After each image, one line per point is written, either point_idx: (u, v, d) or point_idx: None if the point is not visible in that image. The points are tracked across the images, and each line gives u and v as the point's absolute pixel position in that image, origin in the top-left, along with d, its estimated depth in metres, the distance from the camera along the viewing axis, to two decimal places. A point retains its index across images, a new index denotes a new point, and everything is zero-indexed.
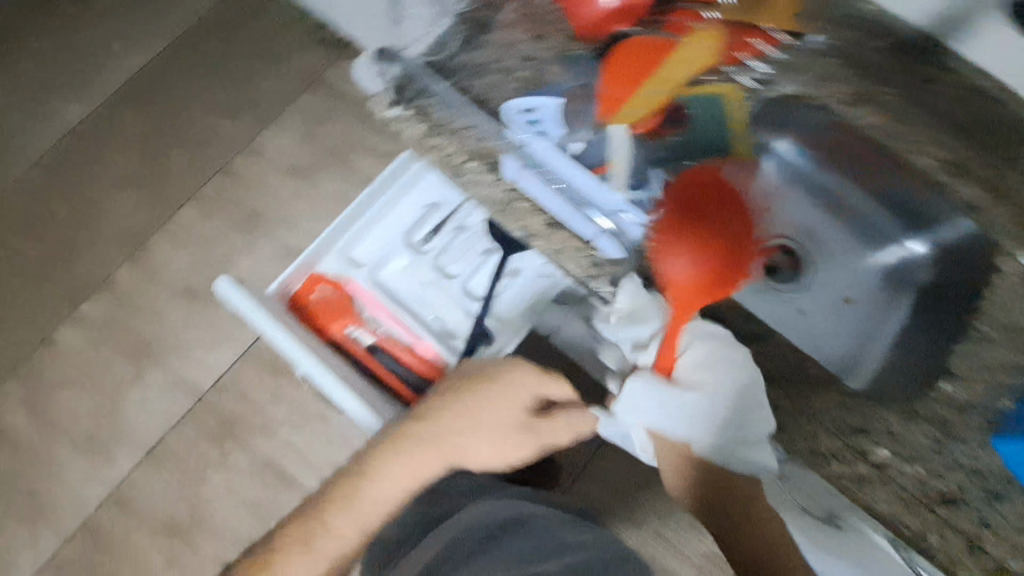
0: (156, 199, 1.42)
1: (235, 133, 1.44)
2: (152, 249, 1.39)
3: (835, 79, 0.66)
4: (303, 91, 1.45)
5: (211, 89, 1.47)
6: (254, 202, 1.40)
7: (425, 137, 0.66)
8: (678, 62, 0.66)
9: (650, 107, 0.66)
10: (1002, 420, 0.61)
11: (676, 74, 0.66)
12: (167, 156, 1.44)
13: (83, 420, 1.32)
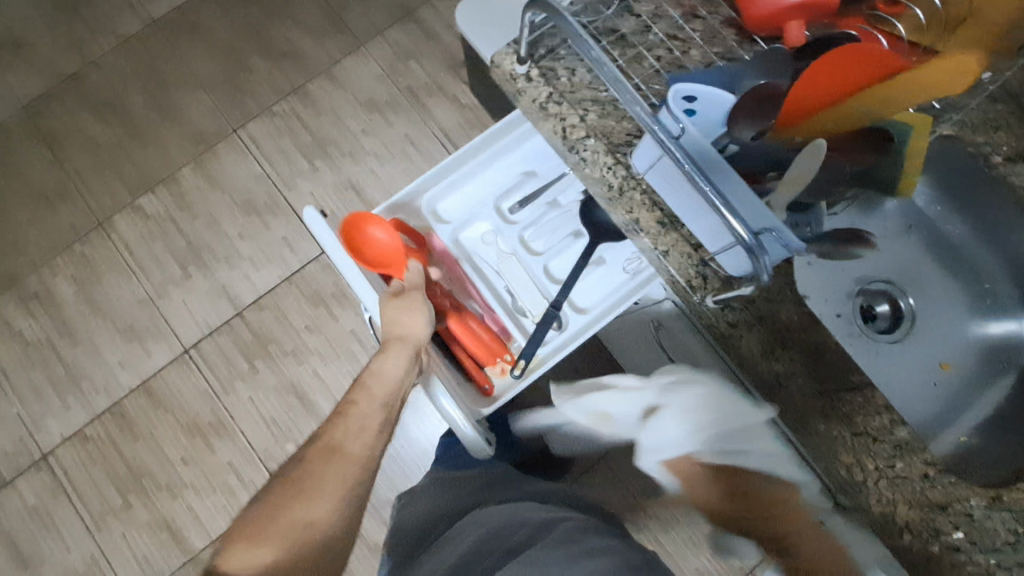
0: (229, 107, 1.40)
1: (318, 54, 1.40)
2: (218, 155, 1.38)
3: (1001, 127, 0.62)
4: (395, 25, 1.40)
5: (301, 4, 1.42)
6: (324, 128, 1.38)
7: (547, 103, 0.63)
8: (901, 86, 0.57)
9: (844, 124, 0.58)
10: None
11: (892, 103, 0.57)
12: (247, 64, 1.41)
13: (127, 309, 1.35)
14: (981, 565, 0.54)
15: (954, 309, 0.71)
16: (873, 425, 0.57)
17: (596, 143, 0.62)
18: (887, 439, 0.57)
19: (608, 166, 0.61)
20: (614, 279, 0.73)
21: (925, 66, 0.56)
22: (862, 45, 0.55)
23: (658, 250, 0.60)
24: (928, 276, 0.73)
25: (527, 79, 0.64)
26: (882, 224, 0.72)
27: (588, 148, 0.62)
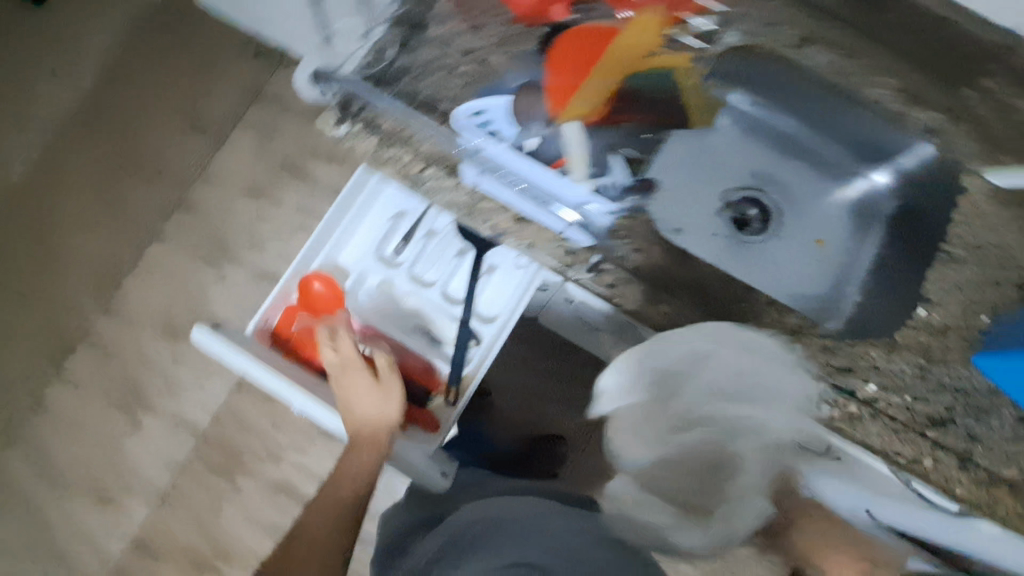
0: (116, 244, 1.37)
1: (185, 162, 1.38)
2: (123, 293, 1.35)
3: (781, 22, 0.67)
4: (249, 107, 1.39)
5: (148, 120, 1.39)
6: (217, 229, 1.36)
7: (378, 150, 0.61)
8: (619, 54, 0.66)
9: (598, 98, 0.65)
10: (981, 338, 0.62)
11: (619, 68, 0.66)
12: (118, 196, 1.37)
13: (89, 475, 1.31)
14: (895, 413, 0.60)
15: (811, 189, 0.78)
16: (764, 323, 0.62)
17: (436, 169, 0.61)
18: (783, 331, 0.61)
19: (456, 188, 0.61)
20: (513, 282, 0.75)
21: (631, 27, 0.66)
22: (580, 31, 0.65)
23: (523, 242, 0.61)
24: (779, 171, 0.78)
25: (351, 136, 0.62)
26: (722, 138, 0.78)
27: (431, 178, 0.61)
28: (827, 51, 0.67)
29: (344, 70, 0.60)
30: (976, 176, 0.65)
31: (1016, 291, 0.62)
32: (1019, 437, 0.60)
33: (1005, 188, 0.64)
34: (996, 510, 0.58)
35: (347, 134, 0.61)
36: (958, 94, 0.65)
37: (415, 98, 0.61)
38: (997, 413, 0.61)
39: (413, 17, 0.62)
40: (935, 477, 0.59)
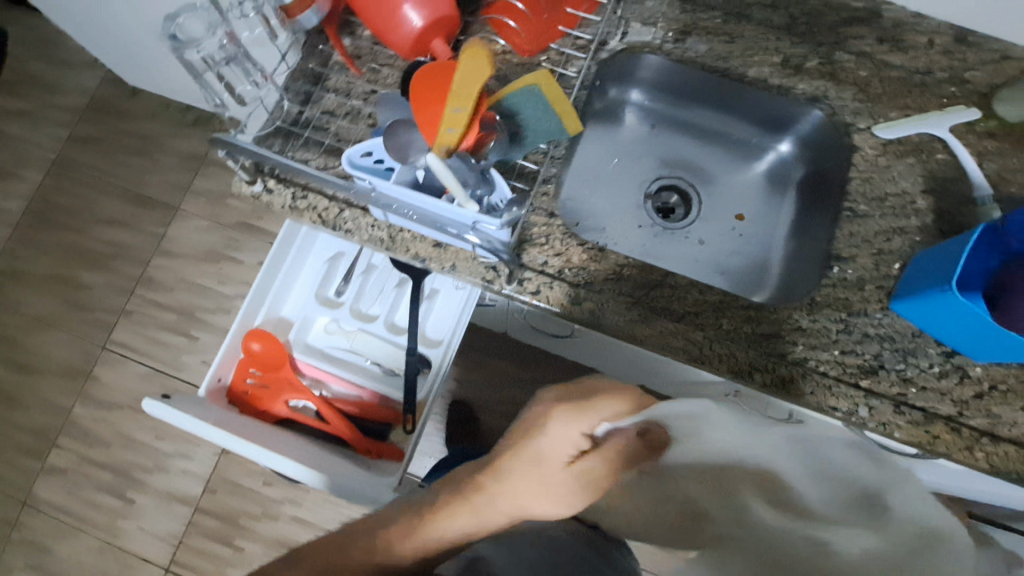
0: (84, 331, 1.38)
1: (141, 240, 1.40)
2: (98, 377, 1.36)
3: (658, 21, 0.72)
4: (195, 177, 1.42)
5: (99, 205, 1.42)
6: (183, 298, 1.38)
7: (295, 201, 0.64)
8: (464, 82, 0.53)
9: (455, 123, 0.52)
10: (896, 284, 0.64)
11: (473, 90, 0.51)
12: (80, 284, 1.39)
13: (88, 565, 1.30)
14: (823, 370, 0.62)
15: (724, 167, 0.81)
16: (688, 303, 0.64)
17: (352, 212, 0.63)
18: (705, 307, 0.64)
19: (372, 225, 0.63)
20: (452, 303, 0.77)
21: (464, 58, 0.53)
22: (423, 73, 0.56)
23: (446, 264, 0.63)
24: (693, 156, 0.82)
25: (269, 193, 0.64)
26: (630, 133, 0.81)
27: (348, 219, 0.63)
28: (704, 41, 0.71)
29: (241, 138, 0.60)
30: (866, 132, 0.68)
31: (919, 234, 0.65)
32: (947, 372, 0.63)
33: (891, 140, 0.68)
34: (936, 446, 0.60)
35: (264, 192, 0.64)
36: (832, 58, 0.70)
37: (321, 146, 0.63)
38: (923, 353, 0.63)
39: (313, 72, 0.65)
40: (874, 424, 0.61)
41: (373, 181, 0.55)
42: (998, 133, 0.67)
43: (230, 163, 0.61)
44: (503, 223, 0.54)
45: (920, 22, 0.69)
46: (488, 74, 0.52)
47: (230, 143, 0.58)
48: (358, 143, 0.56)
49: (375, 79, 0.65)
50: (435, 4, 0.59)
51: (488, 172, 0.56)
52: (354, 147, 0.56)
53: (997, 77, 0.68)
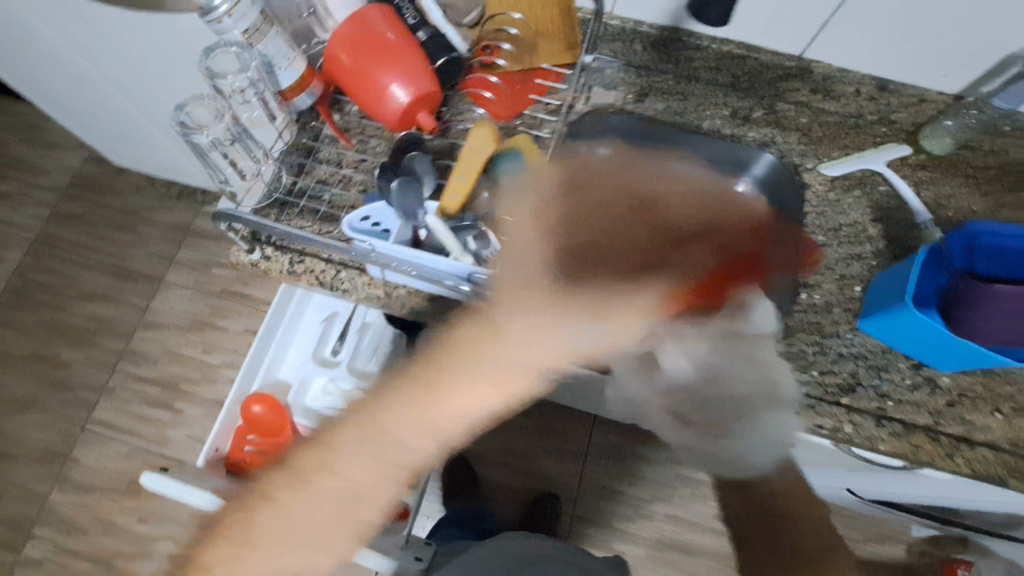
0: (61, 409, 1.34)
1: (124, 313, 1.40)
2: (76, 461, 1.30)
3: (618, 85, 0.82)
4: (180, 248, 1.44)
5: (81, 280, 1.42)
6: (168, 371, 1.36)
7: (292, 266, 0.67)
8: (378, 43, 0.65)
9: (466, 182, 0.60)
10: (861, 305, 0.69)
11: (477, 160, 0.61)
12: (59, 363, 1.36)
13: None
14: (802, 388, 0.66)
15: None
16: None
17: (345, 287, 0.67)
18: None
19: (368, 284, 0.66)
20: None
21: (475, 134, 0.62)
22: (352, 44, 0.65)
23: (442, 317, 0.65)
24: None
25: (266, 259, 0.67)
26: None
27: (345, 279, 0.66)
28: (662, 100, 0.81)
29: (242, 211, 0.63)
30: (813, 170, 0.76)
31: (874, 258, 0.71)
32: (919, 385, 0.67)
33: (835, 176, 0.76)
34: (919, 455, 0.64)
35: (261, 258, 0.67)
36: (774, 108, 0.79)
37: (316, 213, 0.66)
38: (895, 368, 0.67)
39: (307, 145, 0.69)
40: (859, 438, 0.64)
41: (372, 242, 0.56)
42: (927, 164, 0.76)
43: (230, 233, 0.66)
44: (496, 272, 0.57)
45: (846, 74, 0.78)
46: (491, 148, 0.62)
47: (233, 214, 0.62)
48: (356, 209, 0.58)
49: (365, 149, 0.70)
50: (418, 84, 0.65)
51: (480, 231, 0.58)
52: (352, 213, 0.57)
53: (920, 116, 0.77)
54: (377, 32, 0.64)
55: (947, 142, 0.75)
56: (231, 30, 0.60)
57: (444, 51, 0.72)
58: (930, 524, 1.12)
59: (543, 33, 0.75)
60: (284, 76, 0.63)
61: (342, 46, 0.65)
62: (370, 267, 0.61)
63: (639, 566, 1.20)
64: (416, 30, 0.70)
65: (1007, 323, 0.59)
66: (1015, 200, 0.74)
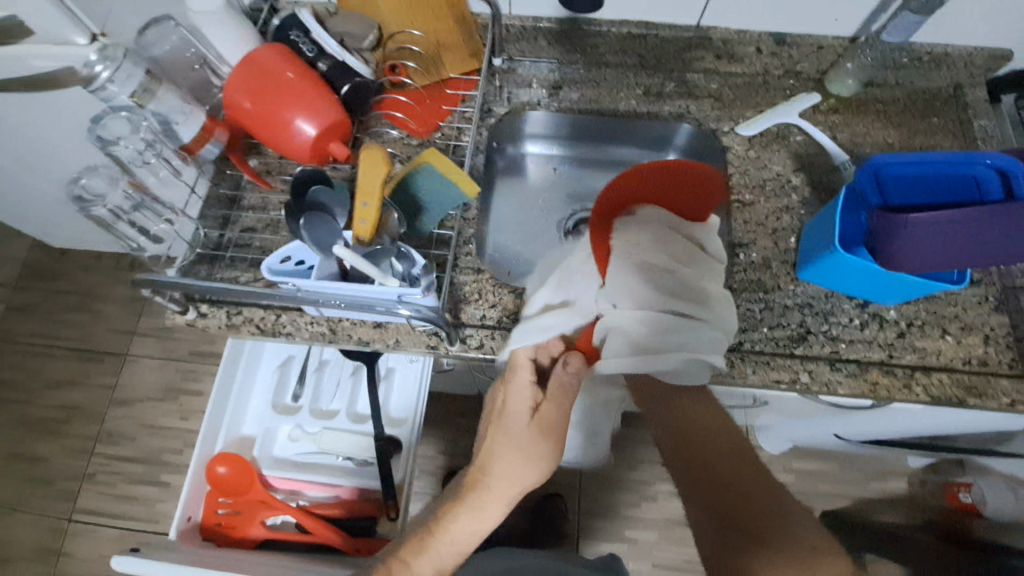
0: (43, 507, 1.29)
1: (92, 396, 1.36)
2: (65, 556, 1.25)
3: (532, 82, 0.81)
4: (139, 318, 1.42)
5: (42, 370, 1.38)
6: (146, 445, 1.33)
7: (231, 318, 0.66)
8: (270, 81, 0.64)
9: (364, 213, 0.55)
10: (798, 255, 0.70)
11: (373, 184, 0.54)
12: (32, 459, 1.32)
13: None
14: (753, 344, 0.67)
15: None
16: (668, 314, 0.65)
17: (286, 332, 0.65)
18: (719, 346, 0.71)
19: (310, 323, 0.65)
20: (410, 377, 0.79)
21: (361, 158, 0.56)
22: (245, 87, 0.64)
23: (390, 342, 0.65)
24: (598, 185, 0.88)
25: (203, 317, 0.66)
26: (538, 180, 0.88)
27: (287, 322, 0.66)
28: (576, 90, 0.81)
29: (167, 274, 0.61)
30: (732, 133, 0.77)
31: (802, 207, 0.73)
32: (866, 322, 0.68)
33: (754, 135, 0.77)
34: (878, 391, 0.64)
35: (198, 317, 0.66)
36: (685, 80, 0.80)
37: (247, 262, 0.65)
38: (841, 310, 0.68)
39: (226, 196, 0.68)
40: (818, 385, 0.65)
41: (296, 282, 0.55)
42: (839, 108, 0.78)
43: (160, 299, 0.63)
44: (424, 289, 0.55)
45: (744, 34, 0.80)
46: (385, 172, 0.55)
47: (159, 281, 0.59)
48: (275, 251, 0.58)
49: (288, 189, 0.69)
50: (324, 114, 0.64)
51: (400, 248, 0.56)
52: (271, 255, 0.57)
53: (822, 63, 0.79)
54: (272, 71, 0.64)
55: (851, 83, 0.77)
56: (118, 95, 0.61)
57: (345, 78, 0.69)
58: (924, 453, 1.14)
59: (444, 44, 0.76)
60: (184, 130, 0.62)
61: (240, 90, 0.63)
62: (305, 306, 0.59)
63: (654, 549, 1.19)
64: (315, 63, 0.69)
65: (931, 250, 0.55)
66: (928, 127, 0.76)
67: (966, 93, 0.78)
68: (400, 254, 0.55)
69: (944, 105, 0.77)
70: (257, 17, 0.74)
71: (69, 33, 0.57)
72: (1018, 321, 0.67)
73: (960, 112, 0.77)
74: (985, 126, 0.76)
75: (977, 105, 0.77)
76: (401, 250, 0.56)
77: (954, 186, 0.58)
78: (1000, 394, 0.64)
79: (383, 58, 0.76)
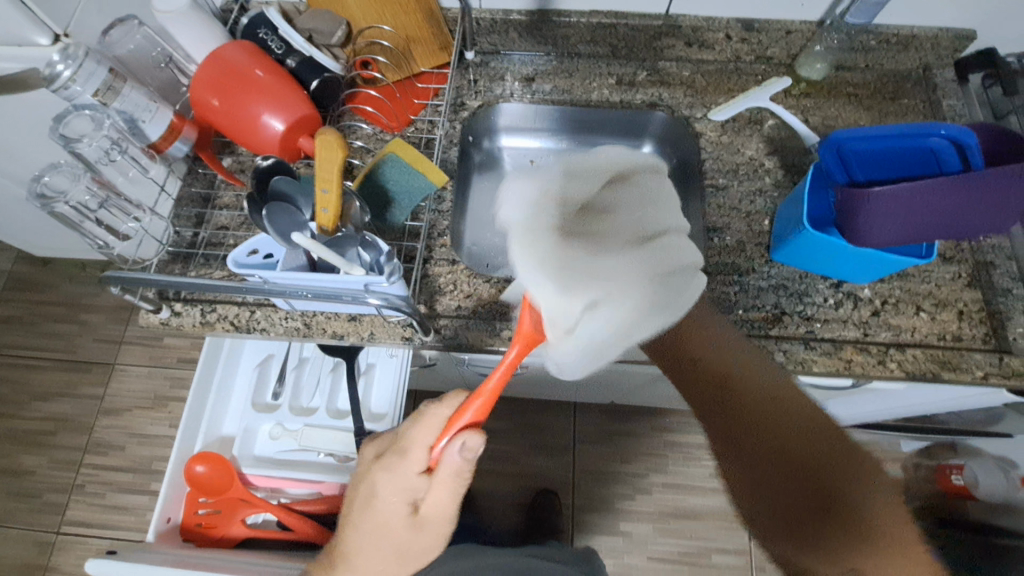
0: (30, 520, 1.27)
1: (80, 406, 1.35)
2: (53, 569, 1.24)
3: (505, 76, 0.82)
4: (126, 327, 1.41)
5: (30, 382, 1.37)
6: (136, 454, 1.32)
7: (204, 316, 0.66)
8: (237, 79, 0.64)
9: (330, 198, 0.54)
10: (770, 238, 0.71)
11: (332, 172, 0.53)
12: (19, 472, 1.31)
13: None
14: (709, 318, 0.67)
15: None
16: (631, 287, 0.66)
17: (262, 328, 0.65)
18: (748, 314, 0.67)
19: (284, 318, 0.65)
20: (389, 372, 0.78)
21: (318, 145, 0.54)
22: (212, 87, 0.63)
23: (364, 335, 0.65)
24: None
25: (177, 315, 0.66)
26: (514, 173, 0.87)
27: (261, 318, 0.65)
28: (548, 81, 0.82)
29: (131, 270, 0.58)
30: (704, 119, 0.78)
31: (775, 189, 0.73)
32: (841, 301, 0.68)
33: (726, 120, 0.77)
34: (853, 369, 0.64)
35: (172, 316, 0.65)
36: (657, 68, 0.82)
37: (221, 259, 0.65)
38: (816, 290, 0.68)
39: (199, 194, 0.69)
40: (793, 364, 0.65)
41: (263, 274, 0.55)
42: (810, 91, 0.79)
43: (131, 298, 0.63)
44: (389, 277, 0.55)
45: (713, 22, 0.80)
46: (343, 158, 0.54)
47: (123, 277, 0.57)
48: (242, 244, 0.57)
49: None
50: (292, 107, 0.65)
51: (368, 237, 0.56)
52: (238, 248, 0.57)
53: (792, 48, 0.80)
54: (239, 67, 0.64)
55: (821, 67, 0.78)
56: (82, 94, 0.61)
57: (315, 74, 0.70)
58: (915, 437, 1.14)
59: (413, 38, 0.76)
60: (151, 127, 0.63)
61: (207, 88, 0.64)
62: (274, 298, 0.59)
63: (648, 543, 1.19)
64: (285, 60, 0.69)
65: (898, 221, 0.56)
66: (897, 109, 0.78)
67: (935, 74, 0.79)
68: (365, 242, 0.55)
69: (913, 87, 0.79)
70: (228, 17, 0.75)
71: (33, 35, 0.58)
72: (991, 297, 0.68)
73: (929, 92, 0.78)
74: (953, 105, 0.77)
75: (946, 86, 0.78)
76: (368, 239, 0.56)
77: (912, 157, 0.59)
78: (974, 368, 0.64)
79: (354, 54, 0.76)
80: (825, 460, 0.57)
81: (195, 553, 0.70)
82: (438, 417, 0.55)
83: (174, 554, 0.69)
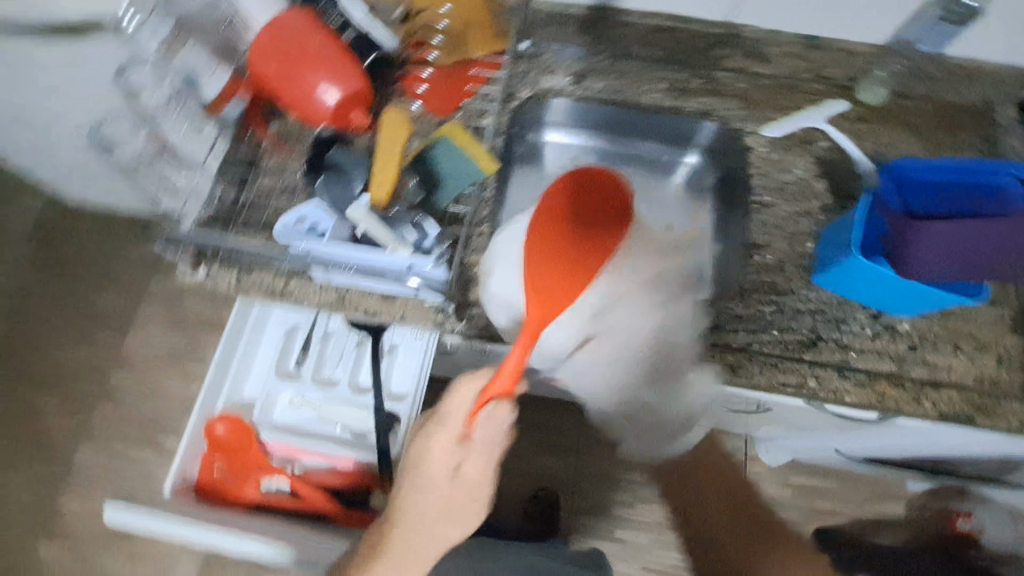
0: (39, 460, 1.30)
1: (98, 355, 1.37)
2: (59, 513, 1.27)
3: (556, 69, 0.80)
4: (149, 283, 1.42)
5: (51, 326, 1.39)
6: (148, 408, 1.34)
7: (239, 280, 0.63)
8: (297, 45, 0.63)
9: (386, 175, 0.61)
10: (813, 261, 0.70)
11: (393, 149, 0.62)
12: (32, 413, 1.33)
13: None
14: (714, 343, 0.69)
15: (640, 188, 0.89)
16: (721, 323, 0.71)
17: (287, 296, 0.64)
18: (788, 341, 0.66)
19: (319, 289, 0.62)
20: (412, 354, 0.78)
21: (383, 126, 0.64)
22: (271, 51, 0.63)
23: (398, 316, 0.62)
24: None
25: (212, 276, 0.63)
26: (555, 169, 0.88)
27: (294, 287, 0.63)
28: (599, 79, 0.80)
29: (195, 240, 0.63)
30: (755, 134, 0.76)
31: (822, 214, 0.72)
32: (879, 332, 0.67)
33: (778, 136, 0.76)
34: (886, 402, 0.63)
35: (207, 275, 0.63)
36: (712, 77, 0.79)
37: (261, 225, 0.65)
38: (853, 319, 0.67)
39: (245, 158, 0.69)
40: (825, 392, 0.64)
41: (312, 246, 0.60)
42: (867, 116, 0.76)
43: (172, 253, 0.63)
44: (435, 260, 0.61)
45: (772, 36, 0.80)
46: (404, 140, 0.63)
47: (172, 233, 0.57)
48: (289, 212, 0.61)
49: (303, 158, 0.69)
50: (346, 80, 0.64)
51: (418, 216, 0.62)
52: (285, 215, 0.61)
53: (852, 69, 0.78)
54: (298, 34, 0.63)
55: (880, 91, 0.77)
56: (146, 47, 0.60)
57: (371, 51, 0.70)
58: (925, 477, 1.13)
59: (470, 22, 0.75)
60: (209, 86, 0.65)
61: (264, 52, 0.63)
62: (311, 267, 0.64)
63: (642, 551, 1.19)
64: (343, 31, 0.69)
65: (948, 255, 0.55)
66: (955, 142, 0.75)
67: (997, 111, 0.77)
68: (415, 224, 0.62)
69: (970, 121, 0.76)
70: None
71: None
72: None
73: (989, 129, 0.76)
74: (1012, 146, 0.75)
75: (1005, 125, 0.76)
76: (417, 219, 0.62)
77: (972, 192, 0.58)
78: (1009, 415, 0.63)
79: (410, 30, 0.74)
80: (752, 528, 0.89)
81: (209, 514, 0.71)
82: (472, 385, 0.65)
83: (190, 511, 0.70)
